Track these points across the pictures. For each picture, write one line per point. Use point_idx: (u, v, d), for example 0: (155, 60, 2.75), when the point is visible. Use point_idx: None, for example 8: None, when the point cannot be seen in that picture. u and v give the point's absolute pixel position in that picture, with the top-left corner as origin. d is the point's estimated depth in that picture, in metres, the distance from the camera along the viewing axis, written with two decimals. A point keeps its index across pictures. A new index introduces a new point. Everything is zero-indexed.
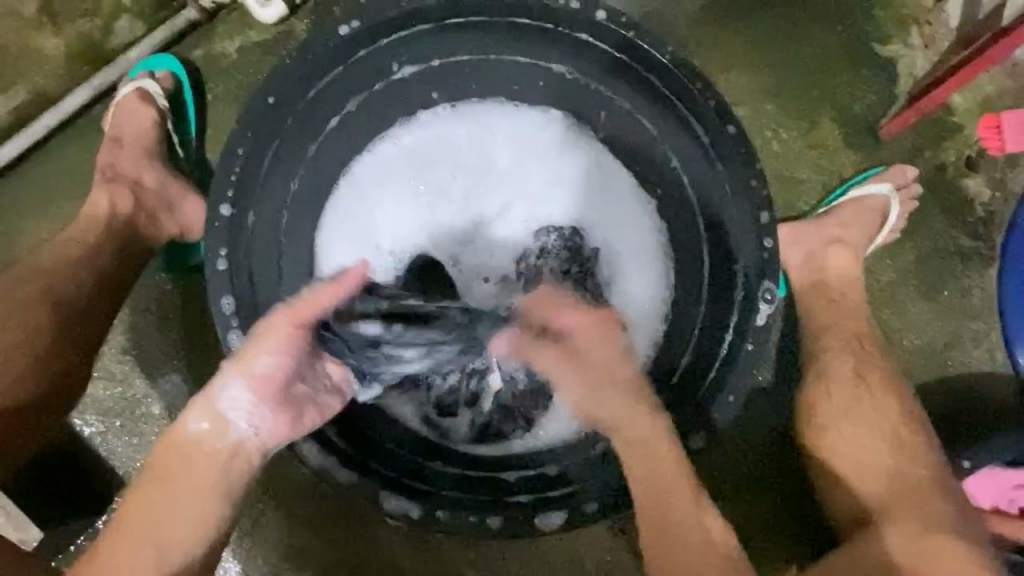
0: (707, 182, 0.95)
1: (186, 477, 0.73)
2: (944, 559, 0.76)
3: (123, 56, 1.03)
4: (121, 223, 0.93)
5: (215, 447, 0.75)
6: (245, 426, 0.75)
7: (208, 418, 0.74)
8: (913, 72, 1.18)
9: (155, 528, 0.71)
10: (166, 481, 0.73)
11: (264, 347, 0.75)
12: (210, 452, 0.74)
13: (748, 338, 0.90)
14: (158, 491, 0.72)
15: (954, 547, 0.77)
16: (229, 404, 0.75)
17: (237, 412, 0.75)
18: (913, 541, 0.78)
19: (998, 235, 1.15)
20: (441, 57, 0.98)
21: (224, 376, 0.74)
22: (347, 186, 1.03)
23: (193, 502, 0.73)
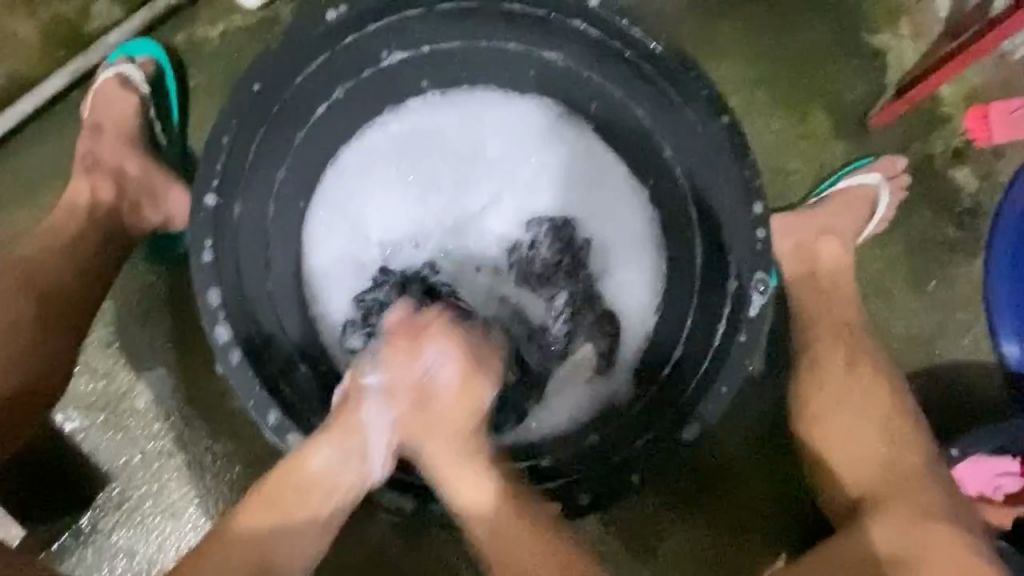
0: (700, 173, 0.94)
1: (307, 496, 0.80)
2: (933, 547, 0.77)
3: (101, 41, 1.00)
4: (103, 213, 0.91)
5: (340, 477, 0.81)
6: (372, 460, 0.82)
7: (335, 457, 0.80)
8: (903, 63, 1.18)
9: (272, 536, 0.78)
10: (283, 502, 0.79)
11: (391, 385, 0.82)
12: (336, 480, 0.81)
13: (742, 329, 0.87)
14: (277, 506, 0.79)
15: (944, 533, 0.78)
16: (355, 439, 0.81)
17: (360, 446, 0.82)
18: (901, 530, 0.80)
19: (984, 225, 1.16)
20: (432, 43, 0.96)
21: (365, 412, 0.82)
22: (335, 175, 1.02)
23: (310, 515, 0.80)
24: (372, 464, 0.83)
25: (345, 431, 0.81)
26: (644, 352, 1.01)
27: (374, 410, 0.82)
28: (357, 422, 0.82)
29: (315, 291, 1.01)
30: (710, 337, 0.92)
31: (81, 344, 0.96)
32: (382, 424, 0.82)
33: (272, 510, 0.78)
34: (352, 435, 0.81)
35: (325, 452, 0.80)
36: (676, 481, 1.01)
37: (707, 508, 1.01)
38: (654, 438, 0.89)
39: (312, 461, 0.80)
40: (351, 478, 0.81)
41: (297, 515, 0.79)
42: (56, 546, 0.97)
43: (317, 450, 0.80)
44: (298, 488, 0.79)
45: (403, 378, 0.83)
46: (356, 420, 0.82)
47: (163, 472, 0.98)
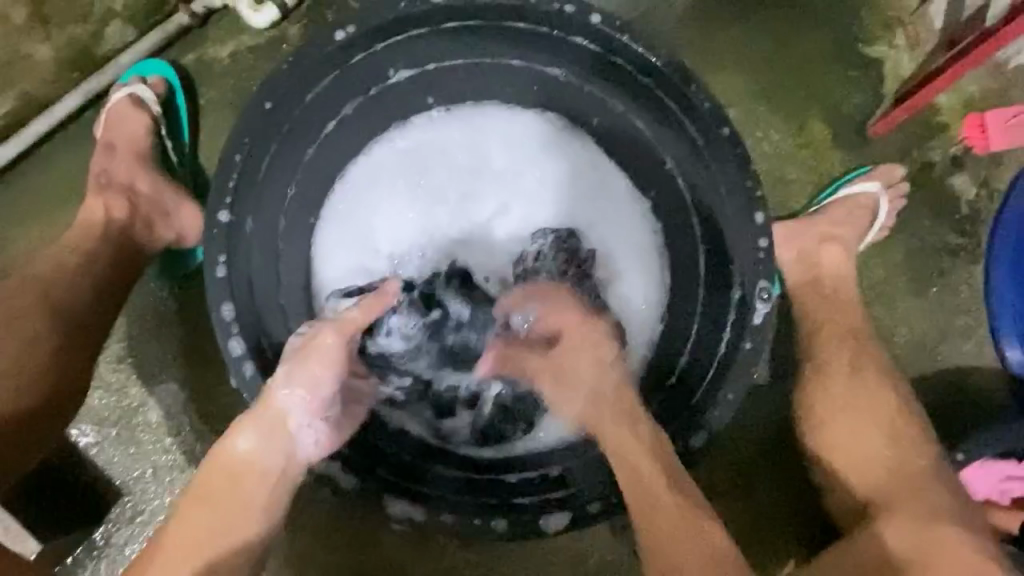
0: (703, 183, 0.96)
1: (234, 486, 0.79)
2: (944, 548, 0.77)
3: (113, 62, 1.02)
4: (116, 230, 0.92)
5: (259, 463, 0.79)
6: (295, 440, 0.81)
7: (254, 439, 0.79)
8: (899, 73, 1.20)
9: (203, 537, 0.76)
10: (212, 494, 0.78)
11: (306, 362, 0.81)
12: (261, 465, 0.79)
13: (747, 336, 0.89)
14: (206, 504, 0.77)
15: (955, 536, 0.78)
16: (276, 419, 0.80)
17: (281, 429, 0.80)
18: (913, 534, 0.79)
19: (984, 231, 1.18)
20: (437, 61, 0.98)
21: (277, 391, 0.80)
22: (343, 190, 1.03)
23: (236, 508, 0.78)
24: (295, 445, 0.81)
25: (262, 414, 0.79)
26: (651, 360, 1.02)
27: (291, 390, 0.80)
28: (272, 405, 0.80)
29: (324, 303, 1.00)
30: (714, 345, 0.94)
31: (95, 359, 0.97)
32: (302, 402, 0.80)
33: (201, 510, 0.77)
34: (271, 418, 0.79)
35: (246, 435, 0.79)
36: None
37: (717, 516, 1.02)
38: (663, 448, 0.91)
39: (231, 449, 0.79)
40: (275, 461, 0.80)
41: (227, 511, 0.78)
42: (68, 561, 0.98)
43: (236, 436, 0.79)
44: (220, 481, 0.78)
45: (318, 353, 0.82)
46: (272, 403, 0.80)
47: (175, 486, 0.99)
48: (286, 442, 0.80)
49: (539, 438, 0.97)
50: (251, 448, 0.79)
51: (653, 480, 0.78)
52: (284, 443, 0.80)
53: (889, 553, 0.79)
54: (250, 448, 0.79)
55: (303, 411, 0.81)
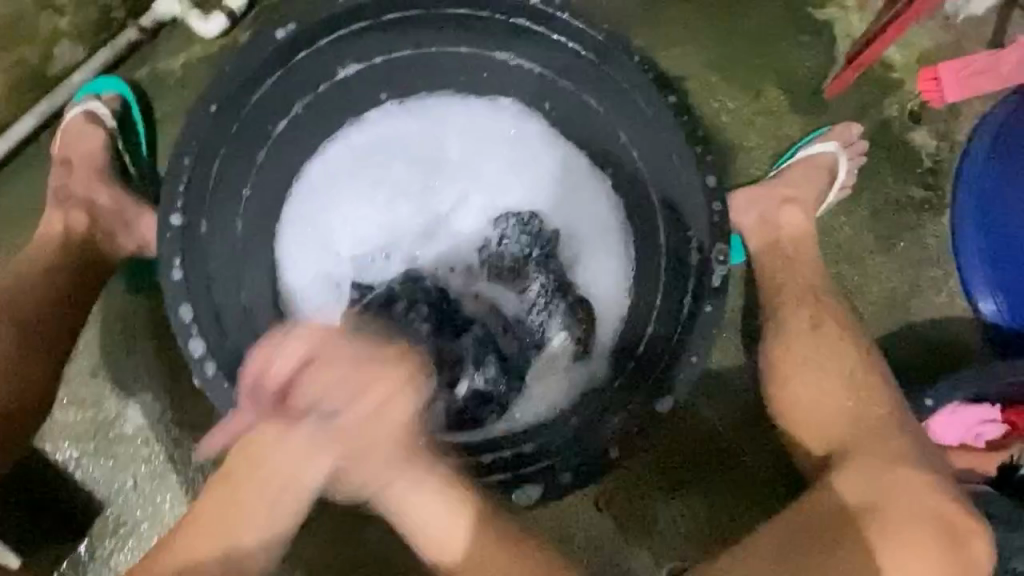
0: (656, 155, 0.97)
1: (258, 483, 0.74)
2: (897, 485, 0.78)
3: (65, 83, 1.03)
4: (78, 244, 0.93)
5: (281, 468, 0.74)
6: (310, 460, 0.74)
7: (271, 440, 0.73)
8: (851, 34, 1.20)
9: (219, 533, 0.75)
10: (232, 486, 0.75)
11: (326, 373, 0.71)
12: (283, 467, 0.74)
13: (706, 299, 0.91)
14: (233, 501, 0.75)
15: (910, 475, 0.79)
16: (285, 428, 0.72)
17: (301, 433, 0.72)
18: (869, 481, 0.79)
19: (947, 183, 1.18)
20: (384, 54, 0.99)
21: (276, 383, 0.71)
22: (303, 193, 1.04)
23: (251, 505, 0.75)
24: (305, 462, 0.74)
25: (273, 417, 0.72)
26: (621, 333, 1.02)
27: (298, 402, 0.71)
28: (290, 412, 0.71)
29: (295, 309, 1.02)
30: (674, 312, 0.95)
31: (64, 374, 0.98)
32: (312, 401, 0.71)
33: (227, 499, 0.76)
34: (290, 424, 0.72)
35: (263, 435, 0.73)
36: (663, 458, 1.02)
37: (697, 484, 1.02)
38: (632, 413, 0.91)
39: (265, 450, 0.73)
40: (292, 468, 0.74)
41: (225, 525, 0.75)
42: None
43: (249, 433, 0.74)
44: (240, 481, 0.75)
45: (304, 348, 0.71)
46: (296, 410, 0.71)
47: (156, 495, 1.00)
48: (314, 454, 0.74)
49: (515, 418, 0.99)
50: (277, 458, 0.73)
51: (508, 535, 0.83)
52: (288, 455, 0.73)
53: (841, 504, 0.78)
54: (273, 452, 0.73)
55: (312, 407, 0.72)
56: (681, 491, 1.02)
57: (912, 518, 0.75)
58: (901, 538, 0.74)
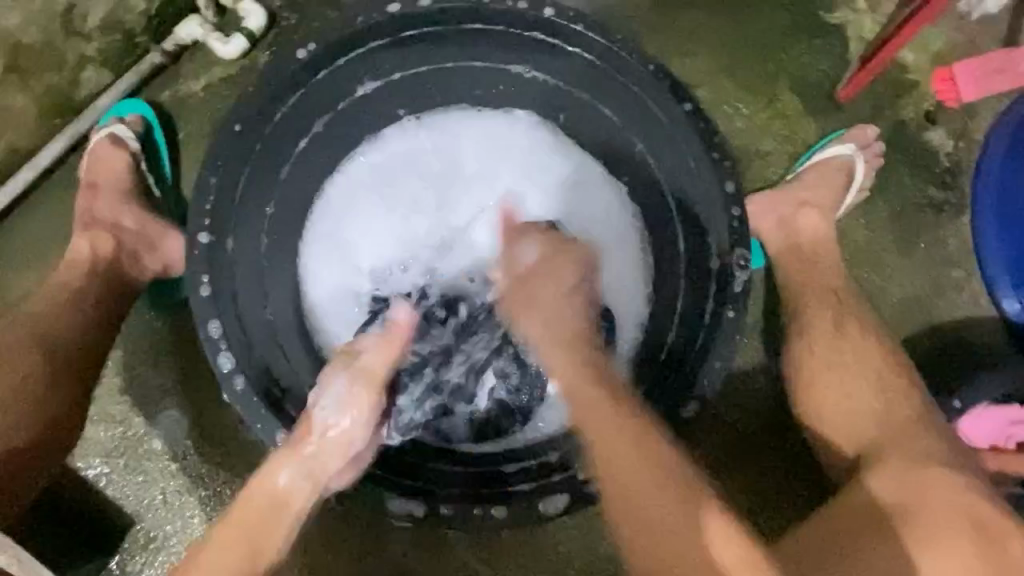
0: (673, 162, 0.98)
1: (268, 506, 0.78)
2: (933, 485, 0.75)
3: (91, 107, 1.05)
4: (106, 265, 0.95)
5: (296, 493, 0.79)
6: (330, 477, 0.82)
7: (297, 471, 0.79)
8: (863, 37, 1.20)
9: (240, 558, 0.73)
10: (245, 518, 0.76)
11: (350, 398, 0.83)
12: (297, 488, 0.79)
13: (728, 304, 0.92)
14: (245, 528, 0.75)
15: (945, 474, 0.76)
16: (312, 450, 0.81)
17: (312, 455, 0.80)
18: (901, 481, 0.77)
19: (966, 182, 1.18)
20: (401, 71, 1.01)
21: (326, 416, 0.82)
22: (323, 209, 1.05)
23: (263, 531, 0.76)
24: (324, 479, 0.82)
25: (297, 444, 0.81)
26: (644, 339, 1.02)
27: (325, 427, 0.82)
28: (310, 435, 0.81)
29: (318, 325, 1.03)
30: (696, 318, 0.95)
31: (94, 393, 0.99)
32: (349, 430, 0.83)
33: (243, 528, 0.75)
34: (319, 449, 0.81)
35: (287, 469, 0.79)
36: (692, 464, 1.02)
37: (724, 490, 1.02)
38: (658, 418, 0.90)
39: (278, 473, 0.79)
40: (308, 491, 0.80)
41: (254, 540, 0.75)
42: None
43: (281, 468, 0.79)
44: (258, 512, 0.76)
45: (363, 390, 0.84)
46: (316, 427, 0.82)
47: (185, 510, 1.01)
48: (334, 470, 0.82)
49: (539, 427, 0.98)
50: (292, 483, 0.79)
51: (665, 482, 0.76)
52: (316, 478, 0.81)
53: (871, 506, 0.77)
54: (291, 481, 0.79)
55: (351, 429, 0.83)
56: None
57: (950, 521, 0.72)
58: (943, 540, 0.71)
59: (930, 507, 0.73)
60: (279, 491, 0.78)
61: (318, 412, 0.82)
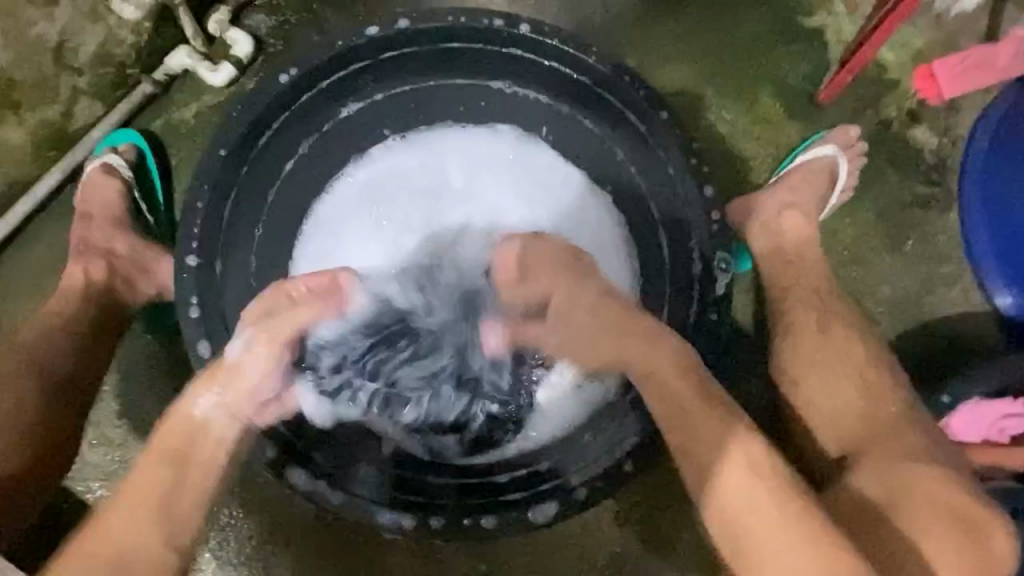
0: (654, 170, 0.99)
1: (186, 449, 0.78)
2: (916, 482, 0.78)
3: (86, 137, 1.08)
4: (99, 292, 0.97)
5: (215, 424, 0.80)
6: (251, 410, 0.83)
7: (216, 403, 0.80)
8: (841, 39, 1.22)
9: (147, 514, 0.73)
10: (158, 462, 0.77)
11: (261, 337, 0.82)
12: (217, 425, 0.80)
13: (711, 307, 0.94)
14: (156, 480, 0.75)
15: (927, 470, 0.79)
16: (228, 382, 0.81)
17: (226, 387, 0.81)
18: (883, 475, 0.79)
19: (952, 179, 1.18)
20: (383, 90, 1.03)
21: (246, 351, 0.82)
22: (313, 229, 1.07)
23: (171, 478, 0.76)
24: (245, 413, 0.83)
25: (216, 376, 0.81)
26: None
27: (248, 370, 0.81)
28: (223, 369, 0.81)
29: None
30: (683, 324, 0.97)
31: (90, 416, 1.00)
32: (261, 367, 0.82)
33: (161, 476, 0.75)
34: (236, 378, 0.81)
35: (205, 397, 0.80)
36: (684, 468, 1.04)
37: None
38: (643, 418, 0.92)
39: (197, 400, 0.80)
40: (230, 428, 0.81)
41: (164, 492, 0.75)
42: None
43: (200, 397, 0.80)
44: (178, 438, 0.78)
45: (272, 323, 0.83)
46: (233, 368, 0.81)
47: None
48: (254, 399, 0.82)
49: (534, 437, 1.01)
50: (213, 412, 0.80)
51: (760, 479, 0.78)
52: (238, 410, 0.82)
53: (855, 500, 0.79)
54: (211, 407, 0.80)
55: (268, 364, 0.83)
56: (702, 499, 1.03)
57: (936, 516, 0.75)
58: (924, 523, 0.74)
59: (910, 500, 0.76)
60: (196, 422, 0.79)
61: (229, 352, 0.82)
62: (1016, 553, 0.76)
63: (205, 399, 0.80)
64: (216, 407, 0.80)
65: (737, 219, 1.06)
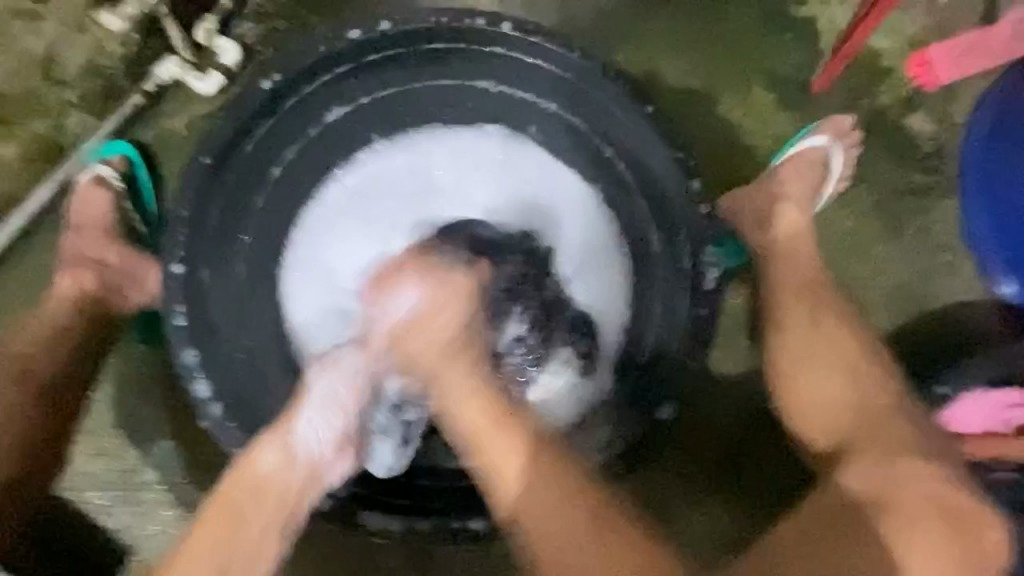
0: (642, 167, 0.99)
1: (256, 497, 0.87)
2: (905, 480, 0.76)
3: (77, 150, 1.08)
4: (90, 302, 0.98)
5: (285, 473, 0.89)
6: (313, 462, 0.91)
7: (278, 454, 0.89)
8: (835, 26, 1.18)
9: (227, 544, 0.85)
10: (232, 507, 0.87)
11: (390, 297, 0.90)
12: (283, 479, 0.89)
13: (702, 302, 0.95)
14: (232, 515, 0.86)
15: (916, 465, 0.78)
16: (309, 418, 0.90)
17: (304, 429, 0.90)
18: (874, 474, 0.78)
19: (951, 166, 1.15)
20: (369, 94, 1.03)
21: (344, 356, 0.91)
22: (301, 236, 1.05)
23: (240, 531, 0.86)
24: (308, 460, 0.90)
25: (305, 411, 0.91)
26: (623, 345, 1.02)
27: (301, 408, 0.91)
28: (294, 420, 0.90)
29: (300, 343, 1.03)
30: (671, 318, 0.97)
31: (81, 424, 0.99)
32: (339, 391, 0.91)
33: (228, 518, 0.86)
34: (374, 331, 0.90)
35: (268, 451, 0.88)
36: (680, 464, 1.05)
37: (712, 486, 1.05)
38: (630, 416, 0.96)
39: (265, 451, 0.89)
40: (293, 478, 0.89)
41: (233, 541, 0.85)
42: None
43: (264, 450, 0.89)
44: (246, 488, 0.87)
45: (386, 307, 0.90)
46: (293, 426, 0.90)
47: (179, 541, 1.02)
48: (332, 405, 0.91)
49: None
50: (276, 466, 0.88)
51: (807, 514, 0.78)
52: (297, 458, 0.89)
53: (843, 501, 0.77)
54: (280, 455, 0.89)
55: (357, 372, 0.91)
56: (697, 492, 1.04)
57: (926, 516, 0.73)
58: (908, 533, 0.73)
59: (900, 503, 0.75)
60: (260, 471, 0.88)
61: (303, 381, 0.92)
62: (1008, 553, 0.75)
63: (268, 452, 0.89)
64: (278, 459, 0.89)
65: (728, 214, 1.04)
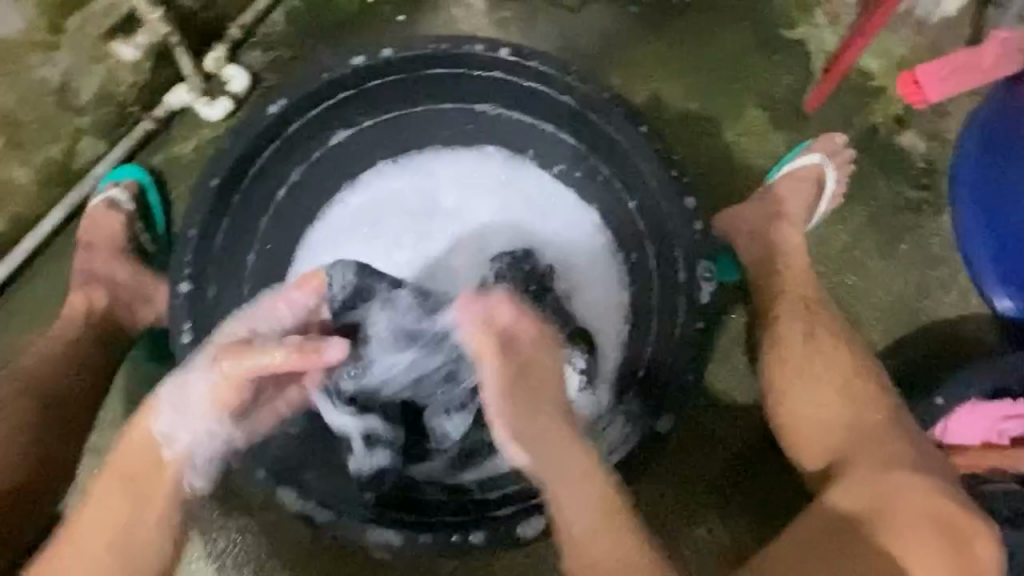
0: (638, 185, 1.01)
1: (141, 476, 0.82)
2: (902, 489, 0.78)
3: (90, 174, 1.13)
4: (101, 320, 1.01)
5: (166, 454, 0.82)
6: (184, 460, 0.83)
7: (162, 428, 0.82)
8: (825, 49, 1.21)
9: (122, 510, 0.80)
10: (116, 488, 0.81)
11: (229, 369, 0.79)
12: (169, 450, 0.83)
13: (699, 317, 0.94)
14: (124, 484, 0.81)
15: (911, 475, 0.79)
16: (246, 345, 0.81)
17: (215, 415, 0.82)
18: (871, 485, 0.79)
19: (943, 182, 1.17)
20: (371, 118, 1.06)
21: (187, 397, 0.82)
22: (307, 254, 1.10)
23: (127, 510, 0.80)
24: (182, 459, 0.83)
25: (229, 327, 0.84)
26: (623, 363, 1.05)
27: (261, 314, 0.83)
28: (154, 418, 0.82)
29: None
30: (670, 333, 0.97)
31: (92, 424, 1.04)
32: (188, 414, 0.82)
33: (112, 504, 0.80)
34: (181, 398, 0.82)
35: (155, 423, 0.82)
36: (683, 480, 1.05)
37: (714, 504, 1.05)
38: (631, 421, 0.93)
39: (145, 433, 0.82)
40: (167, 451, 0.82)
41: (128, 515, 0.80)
42: None
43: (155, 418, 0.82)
44: (139, 455, 0.82)
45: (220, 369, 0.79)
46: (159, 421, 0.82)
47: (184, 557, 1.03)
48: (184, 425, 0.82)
49: None
50: (164, 434, 0.82)
51: (825, 534, 0.77)
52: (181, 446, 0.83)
53: (837, 513, 0.79)
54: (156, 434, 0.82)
55: (199, 417, 0.82)
56: (701, 509, 1.04)
57: (919, 522, 0.75)
58: (909, 533, 0.74)
59: (896, 510, 0.76)
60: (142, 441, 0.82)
61: (156, 409, 0.82)
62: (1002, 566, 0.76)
63: (160, 422, 0.82)
64: (162, 431, 0.82)
65: (725, 231, 1.06)
